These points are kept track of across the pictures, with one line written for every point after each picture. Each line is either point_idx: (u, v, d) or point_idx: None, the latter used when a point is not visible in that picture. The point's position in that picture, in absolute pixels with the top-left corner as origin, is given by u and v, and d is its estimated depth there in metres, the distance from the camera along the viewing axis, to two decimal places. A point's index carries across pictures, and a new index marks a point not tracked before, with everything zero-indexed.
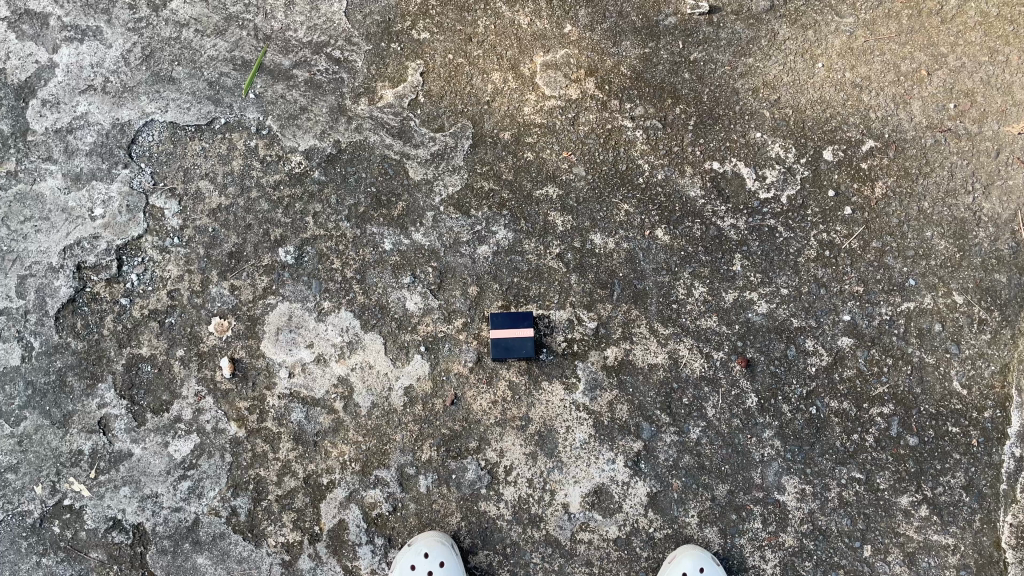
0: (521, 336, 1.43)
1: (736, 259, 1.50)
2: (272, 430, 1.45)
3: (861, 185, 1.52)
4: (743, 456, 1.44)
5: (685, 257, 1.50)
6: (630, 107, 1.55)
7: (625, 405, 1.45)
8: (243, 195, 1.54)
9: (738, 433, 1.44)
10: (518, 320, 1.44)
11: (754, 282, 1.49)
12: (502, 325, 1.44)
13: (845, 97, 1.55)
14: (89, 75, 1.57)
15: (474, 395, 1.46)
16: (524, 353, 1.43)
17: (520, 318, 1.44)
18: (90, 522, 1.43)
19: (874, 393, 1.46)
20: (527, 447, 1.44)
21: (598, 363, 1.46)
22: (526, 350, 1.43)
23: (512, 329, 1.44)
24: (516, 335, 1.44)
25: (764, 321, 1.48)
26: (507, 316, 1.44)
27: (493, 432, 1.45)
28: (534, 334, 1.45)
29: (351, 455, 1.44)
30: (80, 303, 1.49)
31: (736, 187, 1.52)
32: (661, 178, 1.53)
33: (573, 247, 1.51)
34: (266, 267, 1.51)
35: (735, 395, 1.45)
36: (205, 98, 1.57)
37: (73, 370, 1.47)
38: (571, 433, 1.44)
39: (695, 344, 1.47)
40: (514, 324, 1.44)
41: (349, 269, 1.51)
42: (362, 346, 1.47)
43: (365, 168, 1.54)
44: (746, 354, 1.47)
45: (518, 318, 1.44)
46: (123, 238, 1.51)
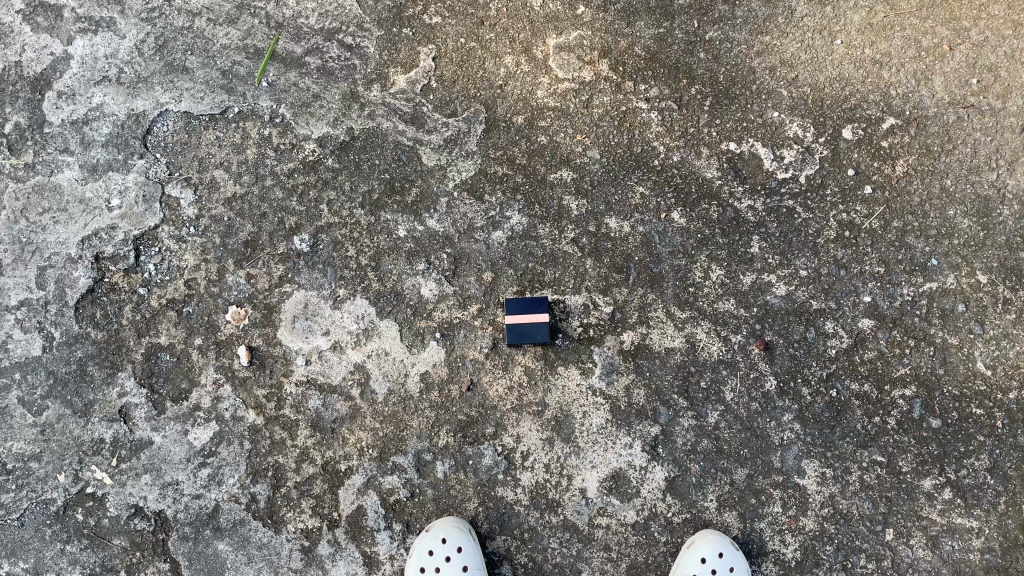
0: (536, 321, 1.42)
1: (754, 240, 1.48)
2: (290, 417, 1.45)
3: (882, 163, 1.49)
4: (762, 440, 1.42)
5: (701, 240, 1.49)
6: (645, 88, 1.53)
7: (642, 389, 1.44)
8: (258, 183, 1.54)
9: (757, 417, 1.43)
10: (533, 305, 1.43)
11: (773, 264, 1.47)
12: (517, 310, 1.43)
13: (865, 74, 1.52)
14: (104, 66, 1.57)
15: (490, 381, 1.45)
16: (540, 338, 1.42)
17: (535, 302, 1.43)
18: (113, 510, 1.44)
19: (896, 374, 1.43)
20: (544, 432, 1.43)
21: (614, 347, 1.45)
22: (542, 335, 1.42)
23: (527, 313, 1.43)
24: (531, 319, 1.42)
25: (782, 304, 1.46)
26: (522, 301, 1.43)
27: (510, 418, 1.44)
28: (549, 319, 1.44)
29: (368, 442, 1.44)
30: (99, 294, 1.50)
31: (754, 167, 1.50)
32: (677, 160, 1.51)
33: (588, 231, 1.49)
34: (281, 256, 1.51)
35: (754, 378, 1.44)
36: (219, 87, 1.57)
37: (94, 360, 1.49)
38: (587, 418, 1.43)
39: (712, 328, 1.46)
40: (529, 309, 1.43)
41: (364, 256, 1.51)
42: (378, 333, 1.47)
43: (379, 154, 1.54)
44: (764, 337, 1.45)
45: (533, 302, 1.43)
46: (139, 227, 1.52)
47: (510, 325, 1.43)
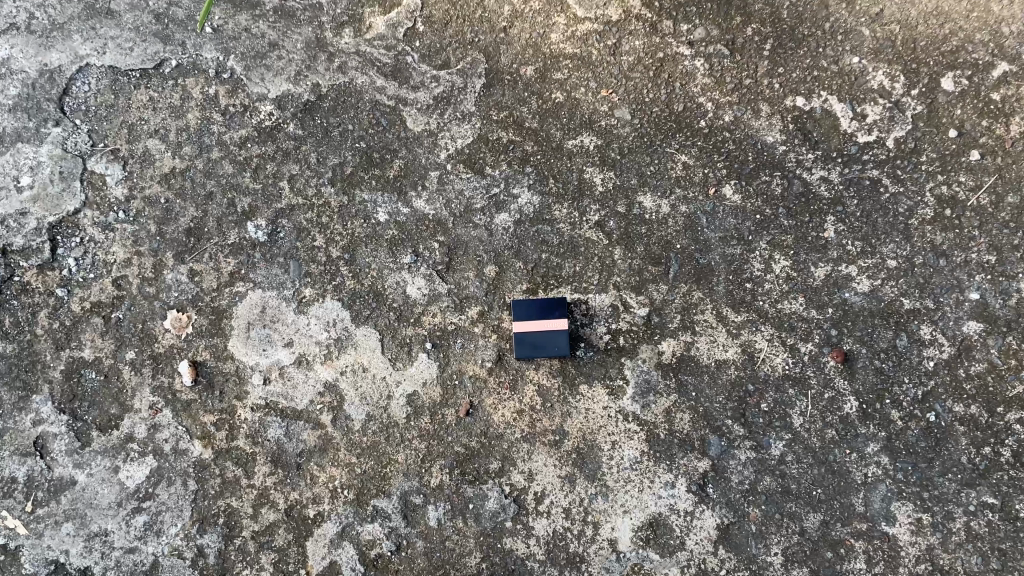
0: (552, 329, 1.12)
1: (828, 222, 1.17)
2: (245, 451, 1.16)
3: (993, 121, 1.17)
4: (840, 477, 1.12)
5: (761, 222, 1.17)
6: (687, 28, 1.21)
7: (687, 414, 1.14)
8: (202, 156, 1.23)
9: (834, 448, 1.13)
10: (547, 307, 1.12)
11: (853, 253, 1.16)
12: (526, 314, 1.12)
13: (970, 6, 1.18)
14: (9, 10, 1.25)
15: (495, 404, 1.16)
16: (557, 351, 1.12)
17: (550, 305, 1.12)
18: (27, 567, 1.16)
19: (1012, 393, 1.12)
20: (563, 468, 1.14)
21: (651, 360, 1.15)
22: (559, 347, 1.11)
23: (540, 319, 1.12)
24: (544, 327, 1.12)
25: (864, 303, 1.15)
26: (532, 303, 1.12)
27: (521, 450, 1.15)
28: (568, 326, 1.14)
29: (343, 481, 1.15)
30: (8, 297, 1.21)
31: (827, 129, 1.18)
32: (729, 120, 1.19)
33: (617, 213, 1.18)
34: (232, 247, 1.21)
35: (829, 399, 1.14)
36: (151, 34, 1.25)
37: (3, 380, 1.20)
38: (618, 450, 1.14)
39: (775, 335, 1.15)
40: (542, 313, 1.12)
41: (335, 247, 1.20)
42: (353, 344, 1.17)
43: (353, 118, 1.23)
44: (842, 346, 1.14)
45: (548, 305, 1.12)
46: (56, 213, 1.22)
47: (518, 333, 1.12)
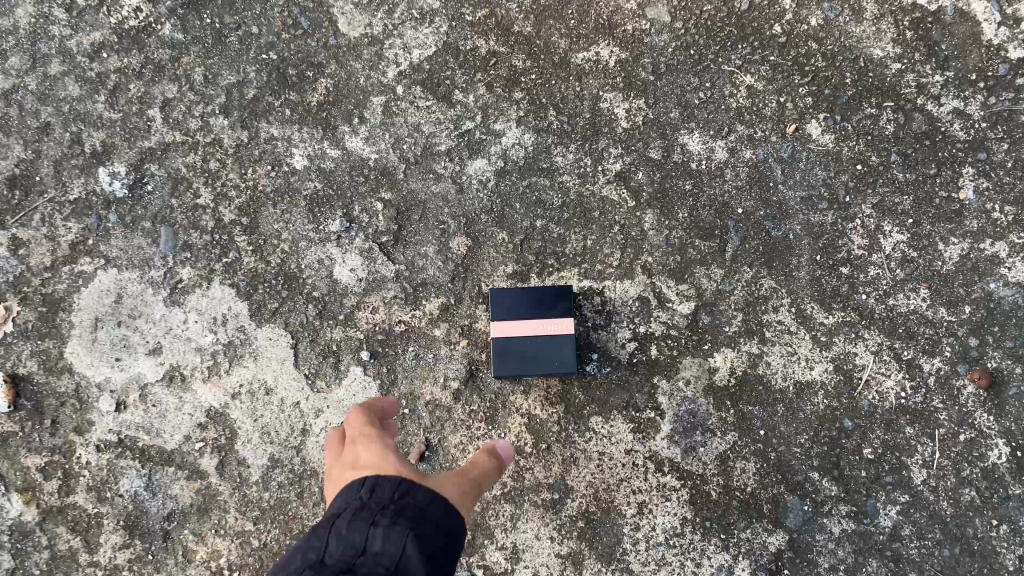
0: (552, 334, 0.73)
1: (964, 177, 0.78)
2: (85, 512, 0.77)
3: None
4: (982, 562, 0.74)
5: (863, 175, 0.79)
6: None
7: (751, 463, 0.76)
8: (35, 69, 0.83)
9: (974, 518, 0.75)
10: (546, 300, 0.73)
11: (1001, 224, 0.77)
12: (512, 310, 0.73)
13: None
14: None
15: (462, 445, 0.77)
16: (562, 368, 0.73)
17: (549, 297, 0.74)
18: None
19: None
20: (564, 544, 0.75)
21: (697, 382, 0.77)
22: (565, 361, 0.72)
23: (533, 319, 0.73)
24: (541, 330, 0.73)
25: (1019, 300, 0.77)
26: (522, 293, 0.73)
27: (501, 516, 0.76)
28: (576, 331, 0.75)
29: (231, 559, 0.76)
30: None
31: (963, 40, 0.79)
32: (816, 24, 0.80)
33: (649, 160, 0.80)
34: (74, 205, 0.81)
35: (967, 443, 0.75)
36: None
37: None
38: (647, 518, 0.75)
39: (886, 345, 0.77)
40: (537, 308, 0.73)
41: (227, 206, 0.80)
42: (252, 354, 0.78)
43: (258, 16, 0.83)
44: (985, 363, 0.76)
45: (546, 296, 0.73)
46: None
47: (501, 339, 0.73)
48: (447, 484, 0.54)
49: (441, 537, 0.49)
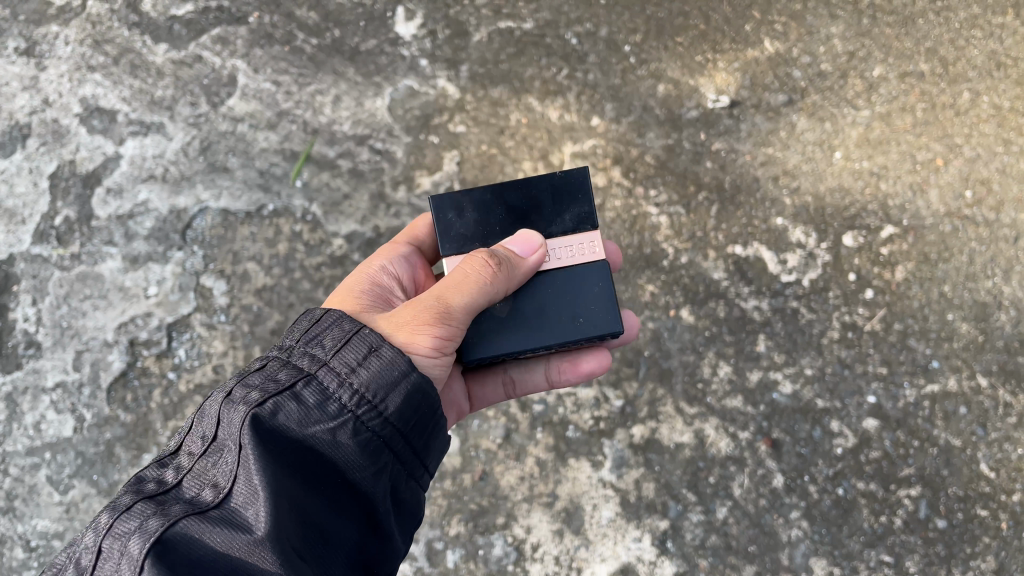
0: (572, 264, 1.18)
1: (760, 339, 1.55)
2: None
3: (882, 269, 1.58)
4: (770, 537, 1.46)
5: (709, 336, 1.55)
6: (654, 193, 1.64)
7: (651, 483, 1.48)
8: (287, 275, 1.63)
9: (765, 513, 1.47)
10: (578, 196, 1.18)
11: (779, 362, 1.53)
12: (521, 217, 1.18)
13: (863, 185, 1.63)
14: (151, 165, 1.69)
15: (502, 471, 1.51)
16: (607, 324, 1.15)
17: (574, 218, 1.18)
18: None
19: (901, 474, 1.48)
20: (554, 523, 1.48)
21: (624, 441, 1.51)
22: (599, 300, 1.17)
23: (565, 239, 1.18)
24: (573, 266, 1.18)
25: (789, 402, 1.51)
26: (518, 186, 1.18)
27: (521, 508, 1.49)
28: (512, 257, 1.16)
29: None
30: (131, 376, 1.59)
31: (759, 270, 1.59)
32: (685, 261, 1.60)
33: None
34: None
35: (762, 474, 1.48)
36: (256, 186, 1.68)
37: (121, 442, 1.56)
38: (597, 510, 1.48)
39: (720, 424, 1.51)
40: (563, 202, 1.18)
41: None
42: None
43: None
44: (771, 434, 1.50)
45: (555, 182, 1.18)
46: (174, 315, 1.61)
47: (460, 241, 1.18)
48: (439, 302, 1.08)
49: (349, 449, 0.94)
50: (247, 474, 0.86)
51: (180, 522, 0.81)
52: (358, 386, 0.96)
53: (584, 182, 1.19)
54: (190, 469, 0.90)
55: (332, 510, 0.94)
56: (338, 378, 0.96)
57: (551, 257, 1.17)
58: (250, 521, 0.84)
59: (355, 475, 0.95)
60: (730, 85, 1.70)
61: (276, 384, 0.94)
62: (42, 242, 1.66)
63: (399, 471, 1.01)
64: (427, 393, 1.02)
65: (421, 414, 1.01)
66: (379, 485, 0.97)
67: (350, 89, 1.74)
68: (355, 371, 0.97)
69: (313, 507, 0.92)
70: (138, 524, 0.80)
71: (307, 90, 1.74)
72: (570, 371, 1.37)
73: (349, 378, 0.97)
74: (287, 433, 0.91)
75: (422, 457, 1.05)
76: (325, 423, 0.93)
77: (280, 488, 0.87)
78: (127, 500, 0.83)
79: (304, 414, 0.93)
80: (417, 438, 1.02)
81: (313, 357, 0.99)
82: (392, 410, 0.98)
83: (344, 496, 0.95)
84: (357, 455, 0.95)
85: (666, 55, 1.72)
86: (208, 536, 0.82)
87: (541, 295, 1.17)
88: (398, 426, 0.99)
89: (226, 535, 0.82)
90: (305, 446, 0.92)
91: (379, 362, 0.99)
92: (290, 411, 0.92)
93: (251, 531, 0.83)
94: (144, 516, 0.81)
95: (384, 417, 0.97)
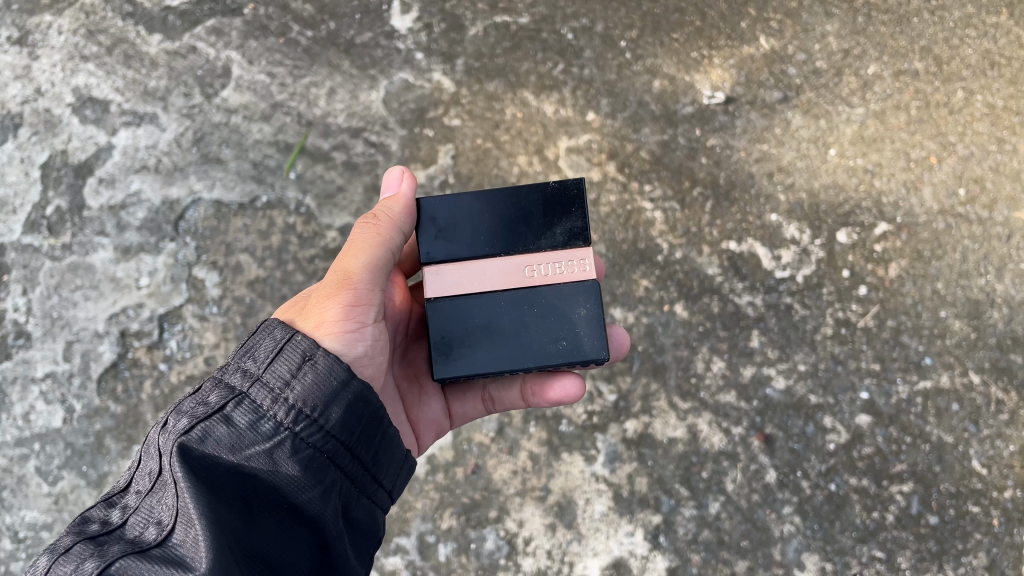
0: (561, 282, 1.17)
1: (754, 335, 1.55)
2: None
3: (875, 266, 1.59)
4: (762, 532, 1.46)
5: (703, 332, 1.55)
6: (649, 189, 1.64)
7: (645, 477, 1.48)
8: (280, 267, 1.62)
9: (758, 509, 1.47)
10: (572, 209, 1.17)
11: (772, 358, 1.53)
12: (510, 228, 1.17)
13: (858, 182, 1.64)
14: (144, 156, 1.68)
15: (494, 465, 1.51)
16: (592, 348, 1.15)
17: (565, 233, 1.17)
18: None
19: (894, 470, 1.48)
20: (547, 518, 1.47)
21: (617, 436, 1.50)
22: (585, 321, 1.16)
23: (555, 255, 1.17)
24: (561, 284, 1.17)
25: (782, 398, 1.51)
26: (509, 195, 1.17)
27: (513, 502, 1.49)
28: (491, 272, 1.17)
29: None
30: (121, 368, 1.58)
31: (753, 266, 1.59)
32: (680, 256, 1.60)
33: None
34: None
35: (755, 470, 1.48)
36: (249, 178, 1.67)
37: (111, 433, 1.55)
38: (590, 504, 1.48)
39: (713, 419, 1.51)
40: (554, 216, 1.17)
41: None
42: None
43: None
44: (764, 430, 1.50)
45: (547, 193, 1.18)
46: (165, 306, 1.60)
47: (448, 247, 1.17)
48: (340, 279, 1.12)
49: (287, 467, 0.93)
50: (183, 503, 0.84)
51: (115, 562, 0.79)
52: (293, 400, 0.96)
53: (577, 195, 1.18)
54: (136, 506, 0.88)
55: (280, 535, 0.93)
56: (269, 397, 0.95)
57: (539, 273, 1.17)
58: (188, 554, 0.82)
59: (298, 496, 0.93)
60: (725, 81, 1.70)
61: (207, 407, 0.93)
62: (33, 232, 1.65)
63: (349, 487, 1.01)
64: (368, 402, 1.02)
65: (363, 423, 1.01)
66: (327, 504, 0.96)
67: (345, 81, 1.73)
68: (286, 387, 0.97)
69: (256, 531, 0.91)
70: (74, 566, 0.79)
71: (302, 82, 1.73)
72: (542, 395, 1.34)
73: (283, 393, 0.96)
74: (220, 457, 0.90)
75: (373, 470, 1.04)
76: (261, 444, 0.92)
77: (216, 517, 0.85)
78: (65, 543, 0.82)
79: (238, 436, 0.92)
80: (364, 448, 1.02)
81: (244, 373, 0.98)
82: (331, 423, 0.97)
83: (290, 520, 0.94)
84: (298, 472, 0.94)
85: (662, 51, 1.72)
86: (147, 571, 0.79)
87: (526, 313, 1.16)
88: (340, 439, 0.98)
89: (163, 571, 0.80)
90: (242, 469, 0.90)
91: (313, 376, 0.98)
92: (221, 433, 0.91)
93: (191, 566, 0.81)
94: (80, 558, 0.80)
95: (324, 431, 0.96)
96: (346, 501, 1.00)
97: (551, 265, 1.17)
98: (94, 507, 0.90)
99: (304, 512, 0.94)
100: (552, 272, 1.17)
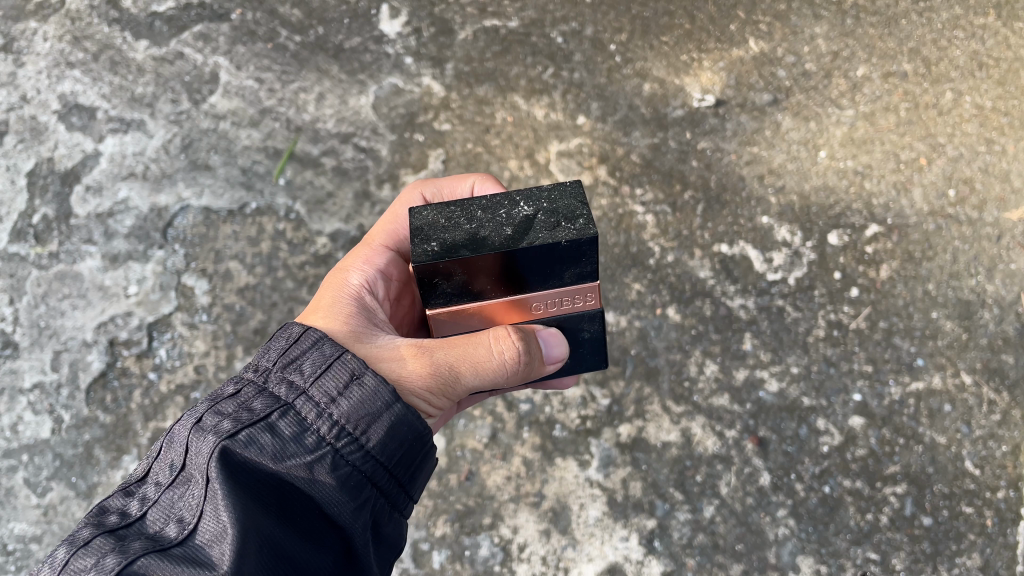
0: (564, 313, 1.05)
1: (746, 337, 1.55)
2: None
3: (867, 267, 1.58)
4: (757, 535, 1.42)
5: (696, 335, 1.55)
6: (640, 192, 1.65)
7: (639, 481, 1.47)
8: (270, 274, 1.60)
9: (752, 512, 1.43)
10: (582, 259, 0.96)
11: (765, 361, 1.53)
12: (510, 280, 0.98)
13: (848, 183, 1.64)
14: (131, 163, 1.68)
15: (488, 471, 1.51)
16: (591, 361, 1.15)
17: (574, 277, 0.99)
18: None
19: (888, 472, 1.44)
20: (541, 523, 1.46)
21: (611, 440, 1.50)
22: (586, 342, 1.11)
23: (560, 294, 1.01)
24: (565, 315, 1.05)
25: (775, 400, 1.50)
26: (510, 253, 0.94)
27: (507, 509, 1.47)
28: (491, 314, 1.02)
29: None
30: (110, 377, 1.54)
31: (745, 268, 1.59)
32: (672, 260, 1.60)
33: None
34: None
35: (749, 472, 1.46)
36: (238, 184, 1.66)
37: (100, 444, 1.49)
38: (584, 510, 1.46)
39: (707, 422, 1.50)
40: (562, 265, 0.97)
41: None
42: None
43: None
44: (758, 432, 1.48)
45: (554, 253, 0.95)
46: (155, 314, 1.58)
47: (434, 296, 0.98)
48: None
49: (326, 482, 0.91)
50: (213, 509, 0.83)
51: (138, 560, 0.78)
52: (337, 417, 0.94)
53: (591, 250, 0.95)
54: (155, 500, 0.88)
55: (309, 541, 0.92)
56: (315, 412, 0.94)
57: (542, 309, 1.03)
58: (214, 559, 0.81)
59: (332, 508, 0.92)
60: (715, 84, 1.73)
61: (253, 414, 0.92)
62: (19, 240, 1.63)
63: (383, 503, 0.99)
64: (412, 427, 0.99)
65: (406, 446, 1.00)
66: (359, 518, 0.95)
67: (334, 87, 1.75)
68: (334, 402, 0.95)
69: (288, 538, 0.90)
70: (94, 561, 0.78)
71: (290, 87, 1.75)
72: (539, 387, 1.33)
73: (328, 409, 0.95)
74: (259, 465, 0.88)
75: (408, 488, 1.03)
76: (302, 457, 0.91)
77: (248, 522, 0.84)
78: (84, 535, 0.82)
79: (282, 446, 0.91)
80: (403, 469, 1.00)
81: (291, 384, 0.97)
82: (374, 443, 0.96)
83: (320, 528, 0.93)
84: (337, 488, 0.92)
85: (652, 54, 1.75)
86: (167, 569, 0.79)
87: None
88: (380, 460, 0.97)
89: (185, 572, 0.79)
90: (280, 479, 0.89)
91: (360, 394, 0.96)
92: (265, 442, 0.90)
93: (216, 568, 0.80)
94: (101, 552, 0.79)
95: (365, 450, 0.95)
96: (379, 514, 0.99)
97: (558, 301, 1.03)
98: (113, 495, 0.89)
99: (336, 523, 0.93)
100: (557, 307, 1.04)
